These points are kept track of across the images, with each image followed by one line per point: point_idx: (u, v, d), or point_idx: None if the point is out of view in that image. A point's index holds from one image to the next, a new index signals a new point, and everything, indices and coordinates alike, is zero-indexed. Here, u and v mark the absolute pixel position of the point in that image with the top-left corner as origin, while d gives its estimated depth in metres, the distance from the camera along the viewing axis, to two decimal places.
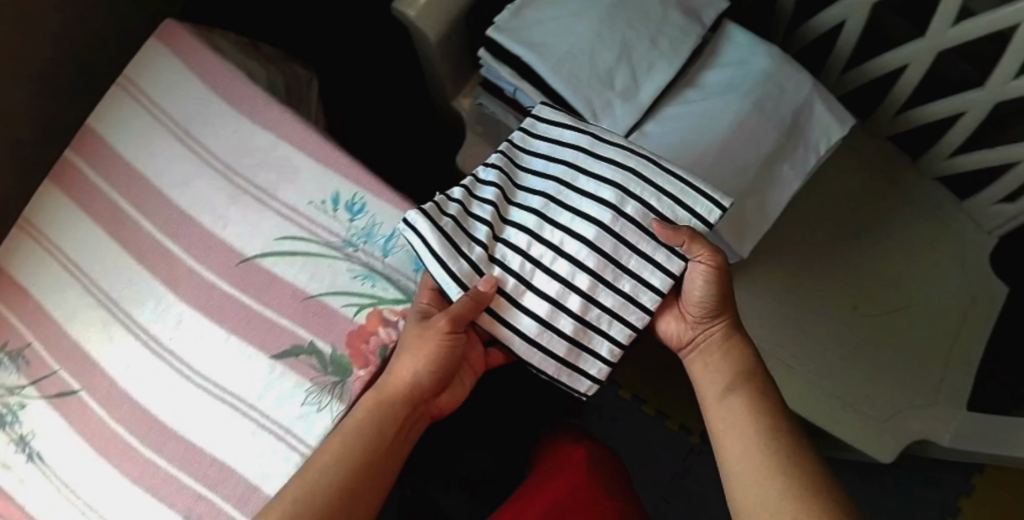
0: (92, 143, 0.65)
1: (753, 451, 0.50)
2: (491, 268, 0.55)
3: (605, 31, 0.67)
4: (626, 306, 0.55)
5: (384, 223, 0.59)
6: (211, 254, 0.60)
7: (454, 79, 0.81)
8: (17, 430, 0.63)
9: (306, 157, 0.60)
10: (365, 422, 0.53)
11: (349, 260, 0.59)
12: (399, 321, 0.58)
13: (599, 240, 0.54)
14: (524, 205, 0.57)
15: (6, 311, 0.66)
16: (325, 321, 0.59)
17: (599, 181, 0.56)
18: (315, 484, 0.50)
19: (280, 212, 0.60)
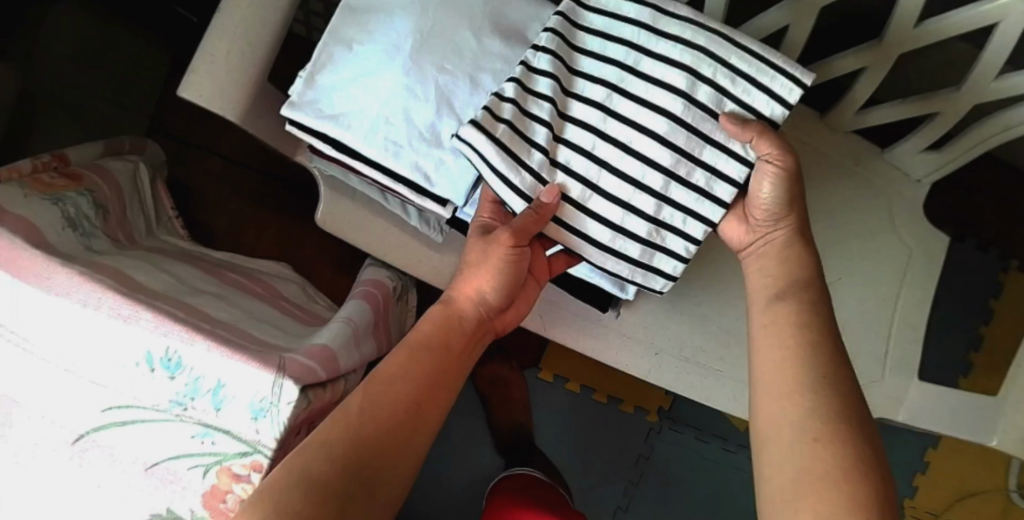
0: None
1: (794, 360, 0.45)
2: (554, 174, 0.52)
3: (416, 80, 0.58)
4: (701, 201, 0.52)
5: (205, 376, 0.53)
6: (45, 436, 0.56)
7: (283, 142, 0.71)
8: None
9: (109, 318, 0.53)
10: (424, 347, 0.57)
11: (184, 419, 0.54)
12: (251, 474, 0.54)
13: (670, 134, 0.51)
14: (585, 99, 0.52)
15: None
16: (177, 484, 0.55)
17: (666, 64, 0.51)
18: (351, 417, 0.50)
19: (98, 381, 0.55)
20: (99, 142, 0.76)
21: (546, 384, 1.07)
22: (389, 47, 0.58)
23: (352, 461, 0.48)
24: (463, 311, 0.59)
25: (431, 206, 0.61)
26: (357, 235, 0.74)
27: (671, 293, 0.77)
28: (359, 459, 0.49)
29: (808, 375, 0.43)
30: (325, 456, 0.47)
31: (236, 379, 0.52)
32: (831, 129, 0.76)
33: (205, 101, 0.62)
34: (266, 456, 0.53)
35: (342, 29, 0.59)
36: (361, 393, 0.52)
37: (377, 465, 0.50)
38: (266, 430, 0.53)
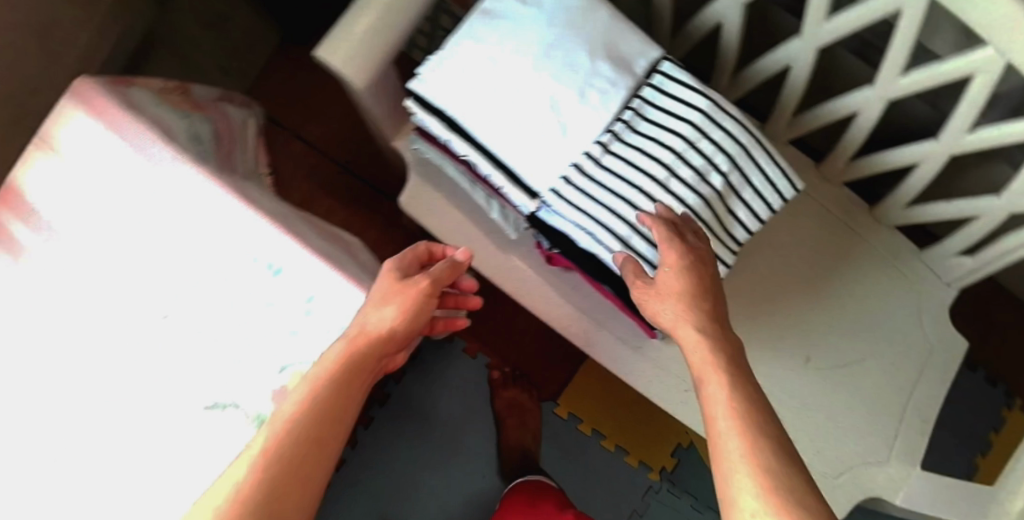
0: (7, 194, 0.61)
1: (720, 450, 0.44)
2: (626, 210, 0.65)
3: (531, 84, 0.65)
4: (724, 248, 0.66)
5: (299, 288, 0.59)
6: (115, 311, 0.59)
7: (393, 114, 0.78)
8: None
9: (228, 219, 0.60)
10: (329, 393, 0.45)
11: (272, 318, 0.59)
12: None
13: (710, 198, 0.65)
14: (653, 157, 0.64)
15: None
16: (251, 376, 0.58)
17: (714, 146, 0.65)
18: (260, 475, 0.40)
19: (203, 271, 0.60)
20: (217, 89, 0.80)
21: (558, 420, 1.06)
22: (513, 53, 0.65)
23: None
24: (361, 356, 0.48)
25: (520, 196, 0.67)
26: (434, 222, 0.80)
27: None
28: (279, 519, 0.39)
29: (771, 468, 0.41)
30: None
31: (328, 293, 0.59)
32: (876, 221, 0.83)
33: (339, 64, 0.68)
34: None
35: (475, 27, 0.67)
36: (264, 450, 0.41)
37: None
38: None
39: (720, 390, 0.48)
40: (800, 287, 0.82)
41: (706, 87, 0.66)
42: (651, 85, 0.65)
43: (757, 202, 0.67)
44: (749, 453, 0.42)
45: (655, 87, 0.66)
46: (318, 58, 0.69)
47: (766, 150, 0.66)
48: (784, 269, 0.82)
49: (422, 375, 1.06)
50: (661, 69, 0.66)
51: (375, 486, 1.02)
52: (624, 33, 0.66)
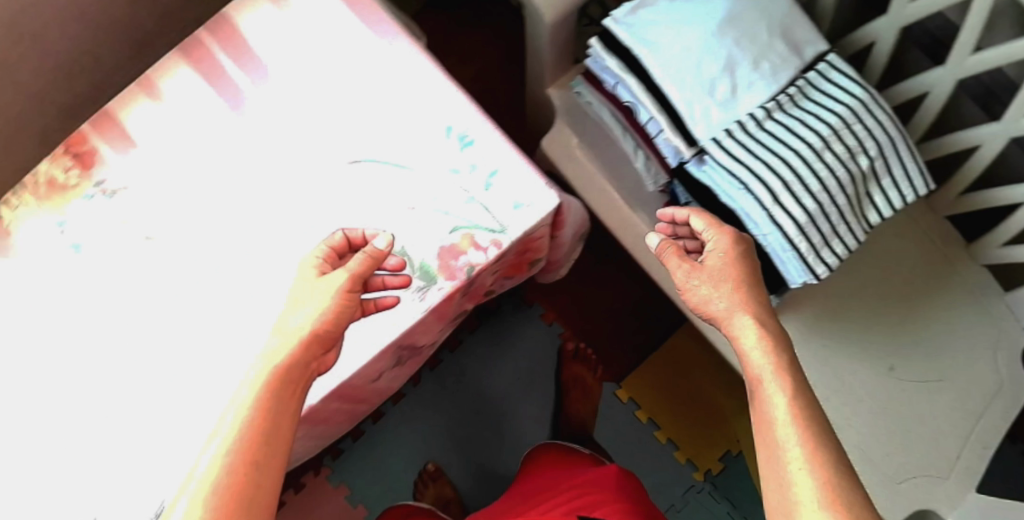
0: (229, 29, 0.69)
1: (781, 457, 0.44)
2: (783, 167, 0.70)
3: (715, 43, 0.70)
4: (857, 225, 0.73)
5: (483, 160, 0.64)
6: (312, 149, 0.66)
7: (556, 68, 0.81)
8: (89, 259, 0.66)
9: (428, 88, 0.66)
10: (269, 399, 0.43)
11: (454, 183, 0.64)
12: (490, 247, 0.63)
13: (856, 176, 0.72)
14: (812, 129, 0.71)
15: (106, 152, 0.68)
16: (423, 231, 0.63)
17: (868, 130, 0.71)
18: (215, 485, 0.38)
19: (395, 128, 0.65)
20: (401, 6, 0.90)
21: (619, 403, 1.06)
22: (700, 14, 0.70)
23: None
24: (298, 355, 0.47)
25: (677, 144, 0.72)
26: (568, 168, 0.85)
27: (803, 317, 0.86)
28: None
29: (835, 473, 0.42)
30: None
31: (512, 171, 0.64)
32: (969, 256, 0.89)
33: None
34: (510, 238, 0.62)
35: None
36: (220, 461, 0.39)
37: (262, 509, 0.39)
38: (522, 219, 0.63)
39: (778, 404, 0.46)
40: (891, 300, 0.88)
41: (862, 82, 0.73)
42: (816, 69, 0.73)
43: (893, 193, 0.74)
44: (816, 465, 0.42)
45: (820, 72, 0.73)
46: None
47: (909, 146, 0.74)
48: (881, 281, 0.88)
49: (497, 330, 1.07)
50: (826, 58, 0.73)
51: (432, 423, 1.03)
52: (799, 20, 0.73)
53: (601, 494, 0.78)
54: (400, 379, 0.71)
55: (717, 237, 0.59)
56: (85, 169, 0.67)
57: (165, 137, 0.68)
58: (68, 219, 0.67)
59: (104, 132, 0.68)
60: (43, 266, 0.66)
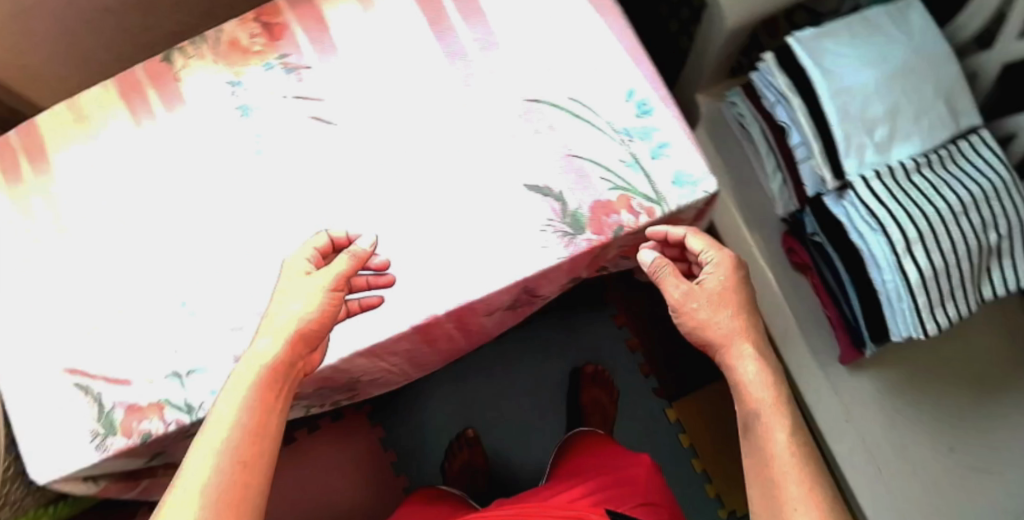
0: None
1: (778, 494, 0.46)
2: (920, 218, 0.71)
3: (884, 88, 0.72)
4: (975, 295, 0.75)
5: (658, 132, 0.65)
6: (493, 76, 0.66)
7: (716, 73, 0.84)
8: (253, 125, 0.68)
9: (620, 49, 0.67)
10: (256, 401, 0.48)
11: (621, 144, 0.65)
12: (642, 214, 0.63)
13: (987, 247, 0.74)
14: (956, 191, 0.73)
15: (296, 28, 0.69)
16: (582, 182, 0.64)
17: (1007, 207, 0.74)
18: (209, 484, 0.43)
19: (580, 77, 0.66)
20: None
21: (666, 421, 1.05)
22: (876, 57, 0.73)
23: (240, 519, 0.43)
24: (286, 352, 0.50)
25: (823, 172, 0.74)
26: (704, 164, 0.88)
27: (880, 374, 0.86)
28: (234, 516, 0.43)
29: (829, 505, 0.45)
30: None
31: (682, 148, 0.65)
32: None
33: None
34: (663, 210, 0.64)
35: (853, 26, 0.75)
36: (214, 458, 0.44)
37: (253, 502, 0.44)
38: (681, 195, 0.64)
39: (778, 446, 0.48)
40: (975, 384, 0.87)
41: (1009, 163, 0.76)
42: (968, 140, 0.76)
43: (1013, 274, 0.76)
44: (813, 502, 0.45)
45: (973, 143, 0.76)
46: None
47: None
48: (965, 364, 0.88)
49: (565, 320, 1.08)
50: (978, 132, 0.76)
51: (480, 391, 1.04)
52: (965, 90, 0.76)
53: (645, 482, 0.74)
54: (502, 321, 0.73)
55: (718, 259, 0.55)
56: (271, 40, 0.69)
57: (356, 28, 0.69)
58: (242, 82, 0.68)
59: (298, 10, 0.69)
60: (207, 120, 0.68)
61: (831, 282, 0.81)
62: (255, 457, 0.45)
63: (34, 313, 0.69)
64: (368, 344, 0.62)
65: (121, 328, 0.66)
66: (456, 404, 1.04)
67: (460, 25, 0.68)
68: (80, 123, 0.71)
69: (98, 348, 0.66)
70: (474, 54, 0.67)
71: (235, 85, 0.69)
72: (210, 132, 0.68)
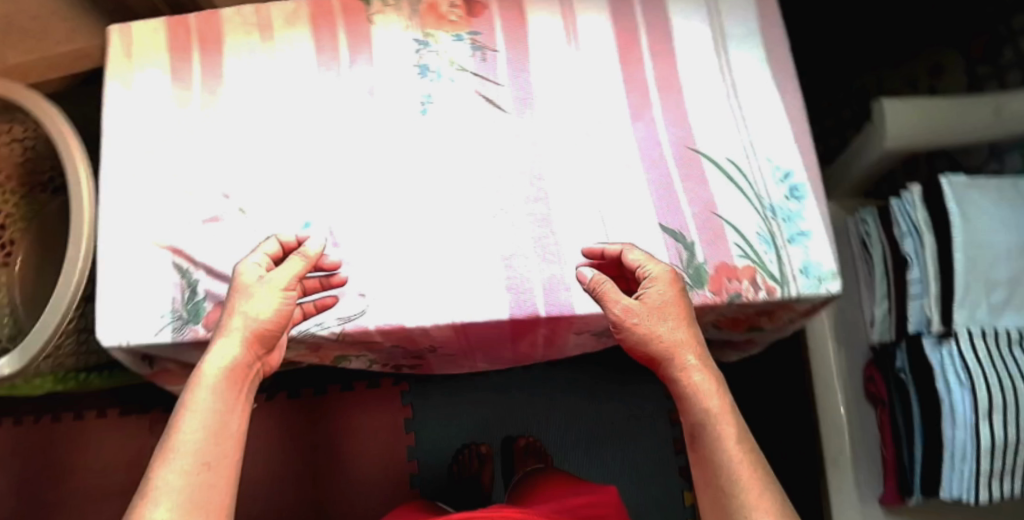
0: None
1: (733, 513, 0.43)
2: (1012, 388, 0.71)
3: (1016, 255, 0.74)
4: None
5: (802, 220, 0.66)
6: (663, 115, 0.68)
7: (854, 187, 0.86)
8: (427, 87, 0.70)
9: (791, 131, 0.68)
10: (217, 399, 0.46)
11: (762, 217, 0.66)
12: (762, 290, 0.64)
13: None
14: None
15: (495, 12, 0.71)
16: (715, 239, 0.65)
17: None
18: (173, 483, 0.41)
19: (744, 144, 0.67)
20: None
21: (681, 503, 1.00)
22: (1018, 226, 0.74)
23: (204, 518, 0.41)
24: (244, 353, 0.49)
25: (932, 315, 0.74)
26: None
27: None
28: None
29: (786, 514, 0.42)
30: None
31: (821, 242, 0.66)
32: None
33: (893, 124, 0.73)
34: (784, 293, 0.64)
35: (1005, 190, 0.76)
36: (188, 464, 0.42)
37: (220, 500, 0.42)
38: (806, 285, 0.64)
39: (723, 456, 0.45)
40: None
41: None
42: None
43: None
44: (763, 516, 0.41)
45: None
46: (877, 103, 0.74)
47: None
48: None
49: (618, 367, 1.04)
50: None
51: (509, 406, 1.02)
52: None
53: (619, 508, 0.67)
54: (584, 344, 0.73)
55: (657, 273, 0.53)
56: (468, 16, 0.71)
57: (549, 34, 0.71)
58: (429, 44, 0.71)
59: None
60: (385, 68, 0.71)
61: (898, 423, 0.80)
62: (226, 463, 0.44)
63: (159, 184, 0.70)
64: (467, 319, 0.63)
65: (240, 228, 0.68)
66: (483, 412, 1.01)
67: (647, 54, 0.70)
68: (260, 29, 0.74)
69: (209, 239, 0.68)
70: (651, 86, 0.69)
71: (421, 44, 0.71)
72: (385, 79, 0.71)
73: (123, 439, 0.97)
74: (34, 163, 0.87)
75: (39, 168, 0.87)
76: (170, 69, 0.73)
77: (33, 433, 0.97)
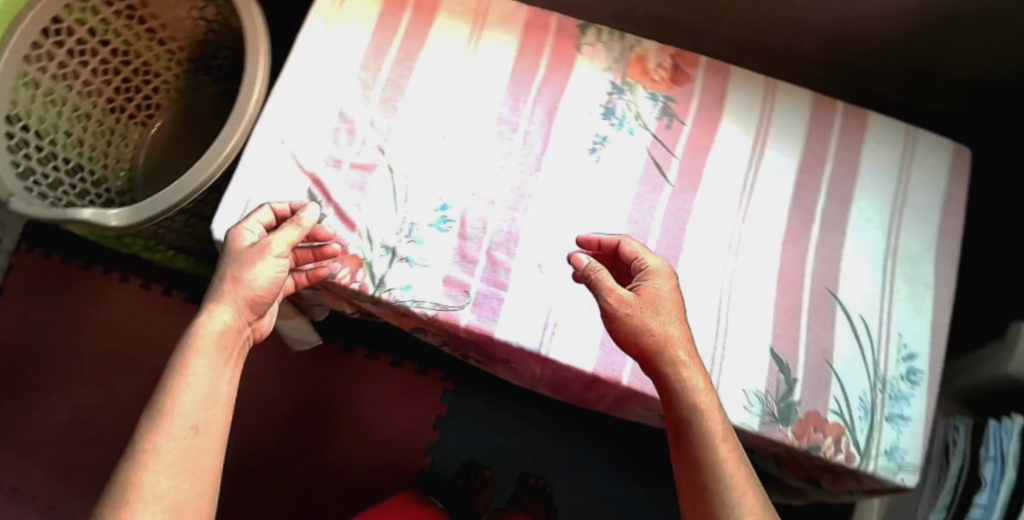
0: (859, 118, 0.71)
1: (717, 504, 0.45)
2: None
3: None
4: None
5: (907, 404, 0.65)
6: (816, 251, 0.67)
7: (960, 391, 0.83)
8: (606, 131, 0.71)
9: (931, 318, 0.67)
10: (212, 359, 0.49)
11: (870, 385, 0.65)
12: (841, 453, 0.62)
13: None
14: None
15: (697, 88, 0.72)
16: (817, 385, 0.64)
17: None
18: (166, 451, 0.43)
19: (881, 309, 0.66)
20: None
21: None
22: None
23: (192, 487, 0.43)
24: (237, 318, 0.53)
25: None
26: None
27: None
28: (193, 487, 0.43)
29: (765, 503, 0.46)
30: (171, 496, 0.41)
31: (917, 434, 0.64)
32: None
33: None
34: (863, 466, 0.62)
35: None
36: (180, 419, 0.44)
37: (209, 466, 0.44)
38: (886, 468, 0.62)
39: (707, 449, 0.47)
40: None
41: None
42: None
43: None
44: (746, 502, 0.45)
45: None
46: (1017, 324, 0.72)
47: None
48: None
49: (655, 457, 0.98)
50: None
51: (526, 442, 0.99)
52: None
53: None
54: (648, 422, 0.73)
55: (658, 269, 0.56)
56: (671, 82, 0.72)
57: (740, 127, 0.70)
58: (625, 93, 0.72)
59: (710, 77, 0.72)
60: (575, 97, 0.72)
61: None
62: (215, 428, 0.46)
63: (328, 116, 0.72)
64: (556, 357, 0.65)
65: (385, 187, 0.70)
66: (507, 437, 0.97)
67: (825, 186, 0.69)
68: (475, 14, 0.75)
69: (354, 185, 0.70)
70: (817, 217, 0.68)
71: (616, 90, 0.72)
72: (571, 108, 0.72)
73: (174, 317, 1.00)
74: (211, 45, 0.90)
75: (215, 51, 0.91)
76: (378, 18, 0.74)
77: (102, 280, 1.01)
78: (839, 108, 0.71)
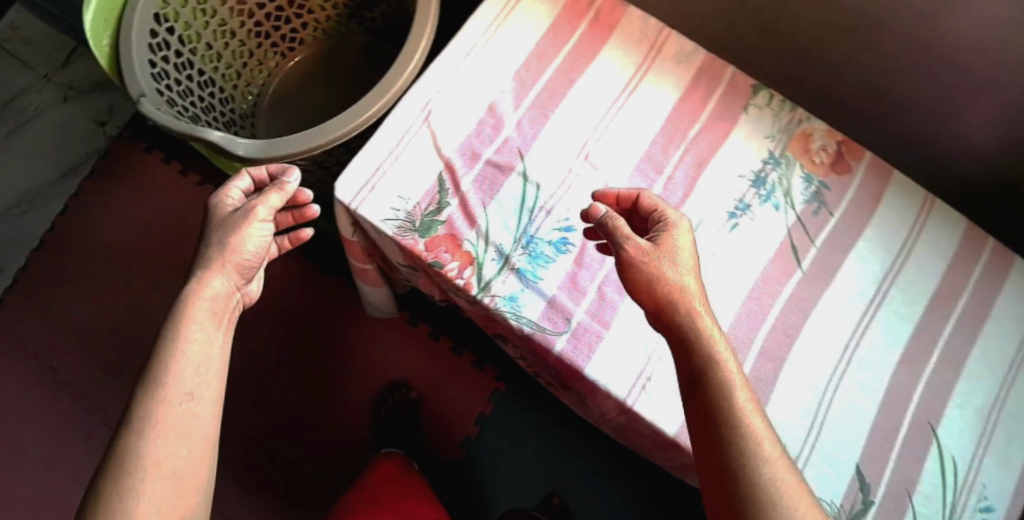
0: (1002, 261, 0.70)
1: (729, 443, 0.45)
2: None
3: None
4: None
5: None
6: (926, 377, 0.66)
7: None
8: (752, 198, 0.69)
9: (1017, 476, 0.65)
10: (205, 324, 0.50)
11: None
12: None
13: None
14: None
15: (853, 183, 0.71)
16: (891, 511, 0.62)
17: None
18: (165, 418, 0.45)
19: (972, 454, 0.65)
20: None
21: None
22: None
23: (190, 453, 0.45)
24: (224, 285, 0.53)
25: None
26: None
27: None
28: (190, 450, 0.45)
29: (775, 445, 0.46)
30: (168, 460, 0.44)
31: None
32: None
33: None
34: None
35: None
36: (179, 386, 0.46)
37: (204, 430, 0.47)
38: None
39: (719, 392, 0.47)
40: None
41: None
42: None
43: None
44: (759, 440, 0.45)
45: None
46: None
47: None
48: None
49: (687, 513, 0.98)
50: None
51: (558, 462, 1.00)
52: None
53: None
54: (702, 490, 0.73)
55: (674, 221, 0.56)
56: (829, 168, 0.71)
57: (885, 233, 0.70)
58: (780, 167, 0.71)
59: (869, 176, 0.72)
60: (730, 156, 0.71)
61: None
62: (210, 393, 0.48)
63: (483, 104, 0.71)
64: (639, 412, 0.63)
65: (518, 190, 0.68)
66: (544, 453, 1.00)
67: (954, 316, 0.68)
68: (651, 45, 0.74)
69: (488, 180, 0.68)
70: (938, 344, 0.67)
71: (771, 160, 0.71)
72: (723, 167, 0.70)
73: None
74: None
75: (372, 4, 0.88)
76: (553, 20, 0.74)
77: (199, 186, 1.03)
78: (987, 245, 0.71)
